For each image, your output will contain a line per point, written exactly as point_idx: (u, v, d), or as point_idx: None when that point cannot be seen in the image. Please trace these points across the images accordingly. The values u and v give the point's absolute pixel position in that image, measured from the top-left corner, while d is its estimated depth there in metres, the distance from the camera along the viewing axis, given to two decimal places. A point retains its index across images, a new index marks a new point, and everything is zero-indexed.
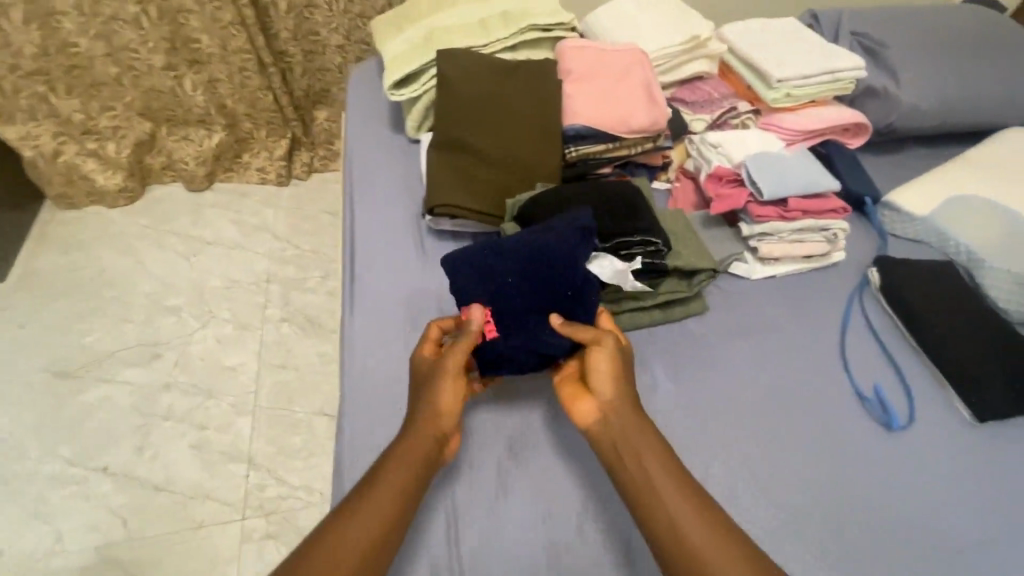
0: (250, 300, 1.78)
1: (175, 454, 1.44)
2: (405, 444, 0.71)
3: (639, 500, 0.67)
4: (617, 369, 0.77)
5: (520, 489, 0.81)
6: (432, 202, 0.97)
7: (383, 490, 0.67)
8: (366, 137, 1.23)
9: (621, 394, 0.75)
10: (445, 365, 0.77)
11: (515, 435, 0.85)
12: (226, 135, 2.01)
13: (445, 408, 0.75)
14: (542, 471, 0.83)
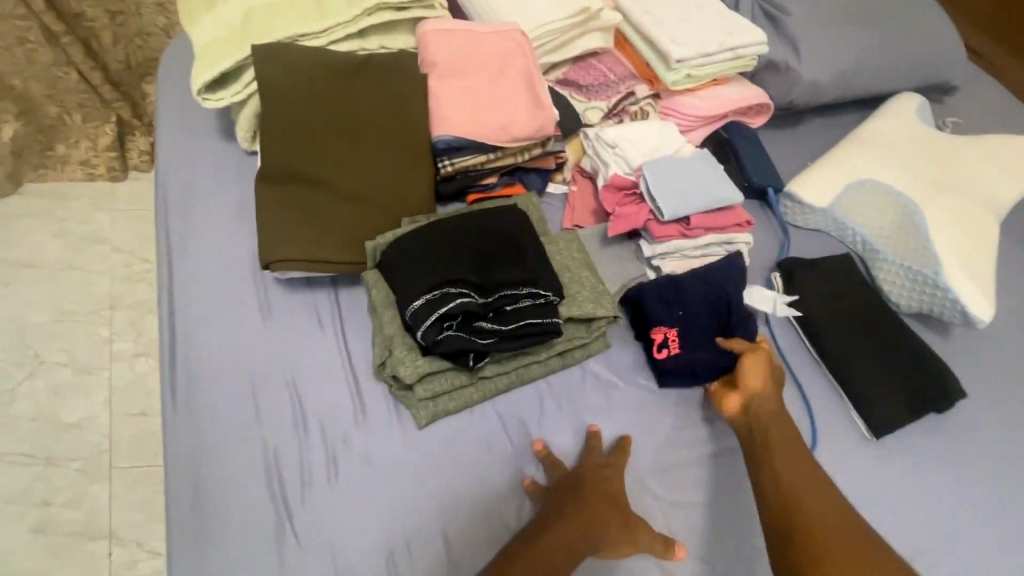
0: (90, 333, 1.46)
1: (11, 543, 1.19)
2: (576, 521, 0.70)
3: (781, 501, 0.69)
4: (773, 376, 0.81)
5: None
6: (267, 255, 0.76)
7: (548, 547, 0.67)
8: (186, 151, 0.96)
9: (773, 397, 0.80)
10: (620, 493, 0.74)
11: (420, 535, 0.70)
12: (24, 125, 1.59)
13: (626, 537, 0.71)
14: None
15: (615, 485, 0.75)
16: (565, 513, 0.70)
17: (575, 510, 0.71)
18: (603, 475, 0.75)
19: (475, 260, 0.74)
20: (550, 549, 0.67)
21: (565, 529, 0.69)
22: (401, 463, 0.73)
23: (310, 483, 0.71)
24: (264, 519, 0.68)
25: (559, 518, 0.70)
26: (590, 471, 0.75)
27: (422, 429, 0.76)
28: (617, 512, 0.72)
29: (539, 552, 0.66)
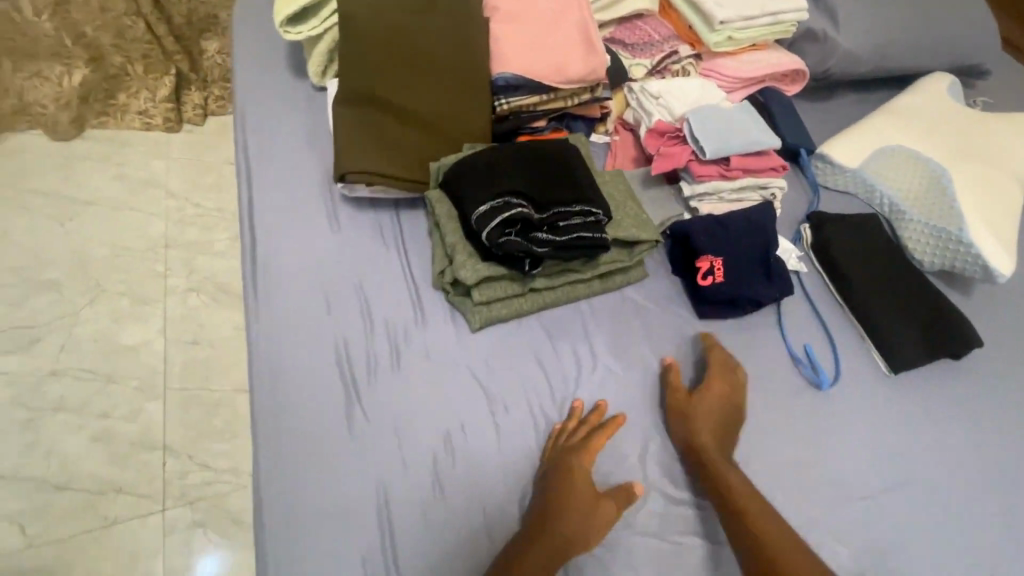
0: (146, 268, 1.55)
1: (75, 447, 1.28)
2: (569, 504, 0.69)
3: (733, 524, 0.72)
4: (725, 388, 0.83)
5: (492, 466, 0.75)
6: (342, 168, 0.84)
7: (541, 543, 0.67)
8: (261, 84, 1.04)
9: (725, 415, 0.82)
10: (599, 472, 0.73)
11: (469, 418, 0.77)
12: (91, 73, 1.68)
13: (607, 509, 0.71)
14: (498, 453, 0.76)
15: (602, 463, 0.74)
16: (556, 517, 0.69)
17: (565, 512, 0.69)
18: (582, 454, 0.73)
19: (532, 178, 0.81)
20: (543, 550, 0.67)
21: (553, 537, 0.67)
22: (453, 359, 0.81)
23: (376, 371, 0.78)
24: (334, 397, 0.76)
25: (543, 527, 0.68)
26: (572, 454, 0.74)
27: (475, 333, 0.83)
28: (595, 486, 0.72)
29: (530, 557, 0.66)
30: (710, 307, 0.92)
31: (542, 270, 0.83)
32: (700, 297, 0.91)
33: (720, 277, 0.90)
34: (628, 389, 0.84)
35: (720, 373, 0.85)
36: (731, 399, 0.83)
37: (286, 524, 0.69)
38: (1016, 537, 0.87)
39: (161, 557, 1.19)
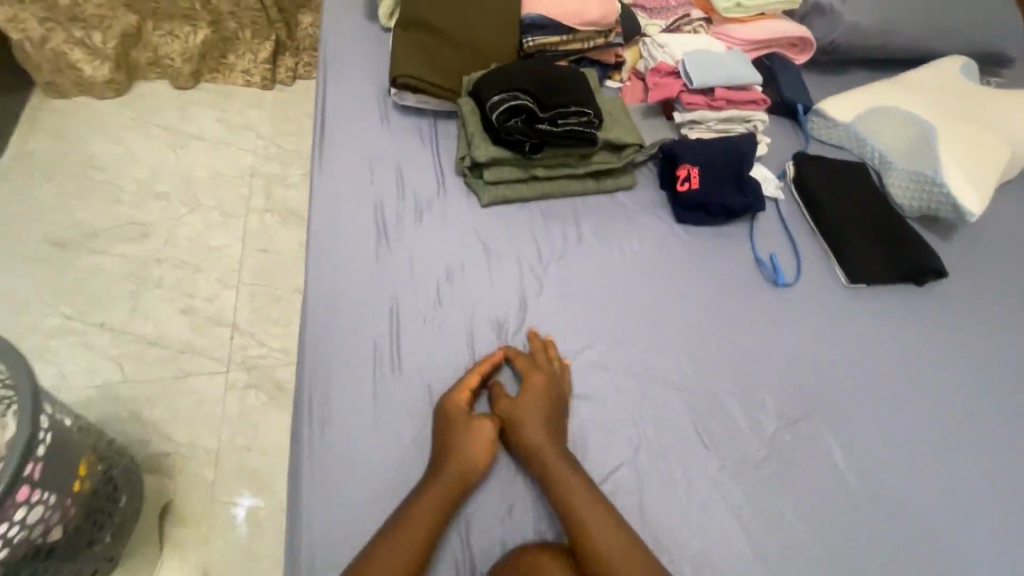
0: (235, 190, 1.87)
1: (166, 316, 1.58)
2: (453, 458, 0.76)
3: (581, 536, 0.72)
4: (549, 389, 0.83)
5: (481, 298, 0.93)
6: (394, 73, 1.08)
7: (421, 508, 0.73)
8: (342, 23, 1.31)
9: (553, 414, 0.81)
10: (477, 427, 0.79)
11: (467, 263, 0.96)
12: (211, 33, 2.02)
13: (478, 457, 0.77)
14: (488, 289, 0.94)
15: (473, 440, 0.78)
16: (437, 474, 0.75)
17: (442, 463, 0.76)
18: (457, 403, 0.81)
19: (539, 83, 1.01)
20: (425, 508, 0.73)
21: (440, 488, 0.74)
22: (463, 222, 1.01)
23: (402, 223, 0.99)
24: (368, 235, 0.97)
25: (420, 493, 0.74)
26: (449, 422, 0.80)
27: (483, 208, 1.03)
28: (467, 441, 0.78)
29: (413, 516, 0.72)
30: (689, 212, 1.07)
31: (541, 160, 1.02)
32: (678, 204, 1.07)
33: (695, 184, 1.06)
34: (601, 264, 1.00)
35: (542, 377, 0.83)
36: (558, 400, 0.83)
37: (321, 315, 0.90)
38: (956, 432, 0.94)
39: (221, 405, 1.45)
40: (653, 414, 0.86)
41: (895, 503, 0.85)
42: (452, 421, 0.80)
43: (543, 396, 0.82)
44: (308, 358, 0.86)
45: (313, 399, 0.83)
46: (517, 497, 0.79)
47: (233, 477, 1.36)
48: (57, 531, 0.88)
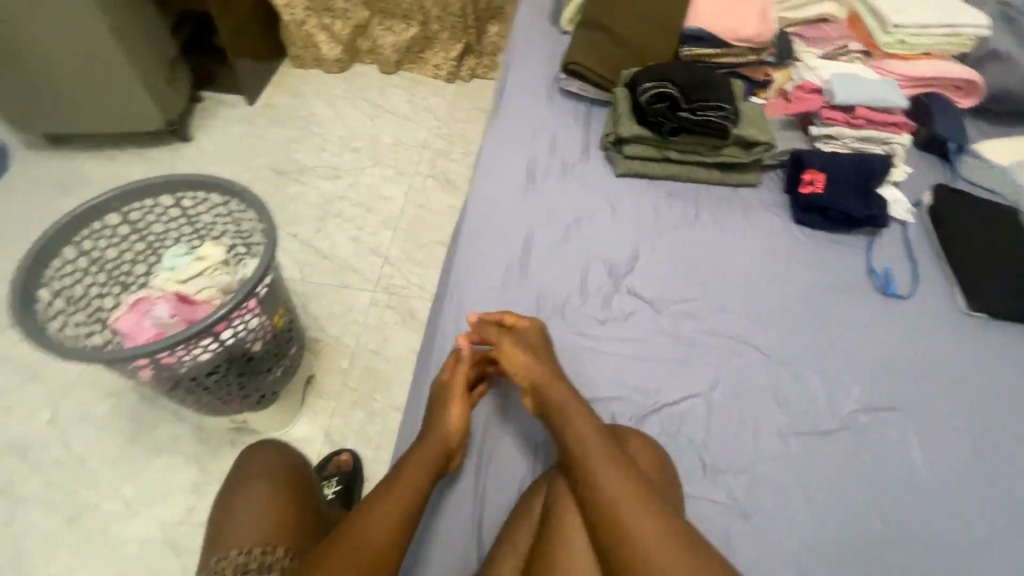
0: (409, 156, 2.26)
1: (340, 240, 1.96)
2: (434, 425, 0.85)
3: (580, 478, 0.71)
4: (519, 357, 0.87)
5: (597, 240, 1.09)
6: (566, 60, 1.32)
7: (412, 467, 0.80)
8: (531, 24, 1.58)
9: (531, 378, 0.85)
10: (455, 399, 0.88)
11: (592, 214, 1.14)
12: (419, 31, 2.47)
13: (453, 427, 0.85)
14: (604, 234, 1.10)
15: (448, 410, 0.86)
16: (419, 440, 0.84)
17: (424, 432, 0.85)
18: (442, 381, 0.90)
19: (687, 78, 1.17)
20: (416, 467, 0.80)
21: (426, 452, 0.82)
22: (597, 183, 1.19)
23: (548, 175, 1.20)
24: (518, 177, 1.19)
25: (410, 453, 0.82)
26: (438, 396, 0.89)
27: (616, 177, 1.21)
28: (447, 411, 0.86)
29: (405, 475, 0.79)
30: (807, 214, 1.15)
31: (675, 144, 1.18)
32: (800, 205, 1.16)
33: (819, 188, 1.13)
34: (711, 238, 1.12)
35: (510, 347, 0.89)
36: (530, 363, 0.86)
37: (472, 227, 1.10)
38: None
39: (364, 315, 1.77)
40: (734, 365, 0.96)
41: (972, 515, 0.85)
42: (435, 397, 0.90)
43: (513, 367, 0.87)
44: (457, 257, 1.06)
45: (453, 287, 1.03)
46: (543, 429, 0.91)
47: (361, 372, 1.64)
48: (258, 343, 1.20)
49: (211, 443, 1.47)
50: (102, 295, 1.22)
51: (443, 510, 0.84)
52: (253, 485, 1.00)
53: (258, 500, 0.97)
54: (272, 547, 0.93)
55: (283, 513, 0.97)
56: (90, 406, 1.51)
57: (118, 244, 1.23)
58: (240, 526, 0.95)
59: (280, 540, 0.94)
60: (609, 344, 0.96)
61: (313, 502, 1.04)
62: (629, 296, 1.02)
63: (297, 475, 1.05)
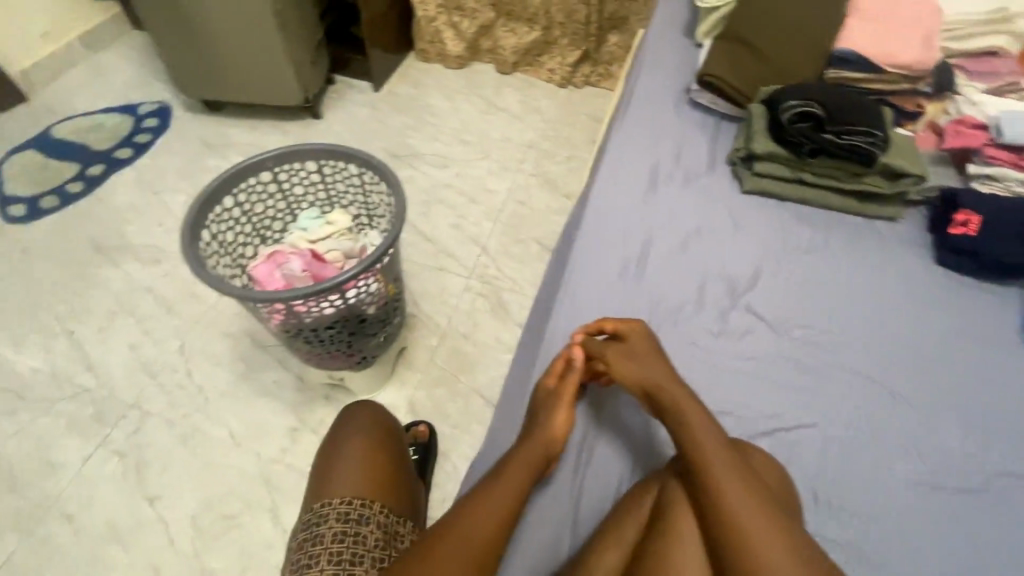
0: (515, 153, 2.32)
1: (442, 225, 2.05)
2: (542, 424, 0.87)
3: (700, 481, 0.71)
4: (625, 363, 0.87)
5: (716, 254, 1.07)
6: (702, 71, 1.30)
7: (517, 466, 0.82)
8: (664, 34, 1.58)
9: (641, 383, 0.85)
10: (560, 402, 0.89)
11: (713, 227, 1.12)
12: (541, 35, 2.54)
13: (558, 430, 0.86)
14: (725, 249, 1.08)
15: (555, 412, 0.88)
16: (524, 440, 0.86)
17: (529, 432, 0.87)
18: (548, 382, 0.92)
19: (835, 99, 1.12)
20: (521, 466, 0.82)
21: (531, 452, 0.83)
22: (720, 197, 1.17)
23: (671, 184, 1.19)
24: (640, 183, 1.19)
25: (516, 451, 0.85)
26: (543, 397, 0.92)
27: (742, 194, 1.18)
28: (553, 413, 0.88)
29: (511, 474, 0.81)
30: (955, 256, 1.07)
31: (811, 166, 1.13)
32: (947, 246, 1.07)
33: (974, 231, 1.04)
34: (840, 267, 1.07)
35: (615, 352, 0.89)
36: (638, 369, 0.86)
37: (592, 224, 1.11)
38: None
39: (456, 299, 1.84)
40: (855, 402, 0.90)
41: None
42: (539, 400, 0.92)
43: (619, 372, 0.87)
44: (574, 251, 1.07)
45: (568, 278, 1.04)
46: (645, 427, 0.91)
47: (448, 353, 1.71)
48: (372, 308, 1.28)
49: (308, 394, 1.59)
50: (245, 244, 1.35)
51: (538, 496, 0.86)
52: (351, 440, 1.07)
53: (355, 455, 1.04)
54: (368, 502, 1.00)
55: (378, 471, 1.04)
56: (212, 343, 1.68)
57: (265, 199, 1.34)
58: (340, 479, 1.02)
59: (375, 496, 1.01)
60: (722, 360, 0.94)
61: (402, 462, 1.11)
62: (747, 315, 0.99)
63: (389, 436, 1.12)
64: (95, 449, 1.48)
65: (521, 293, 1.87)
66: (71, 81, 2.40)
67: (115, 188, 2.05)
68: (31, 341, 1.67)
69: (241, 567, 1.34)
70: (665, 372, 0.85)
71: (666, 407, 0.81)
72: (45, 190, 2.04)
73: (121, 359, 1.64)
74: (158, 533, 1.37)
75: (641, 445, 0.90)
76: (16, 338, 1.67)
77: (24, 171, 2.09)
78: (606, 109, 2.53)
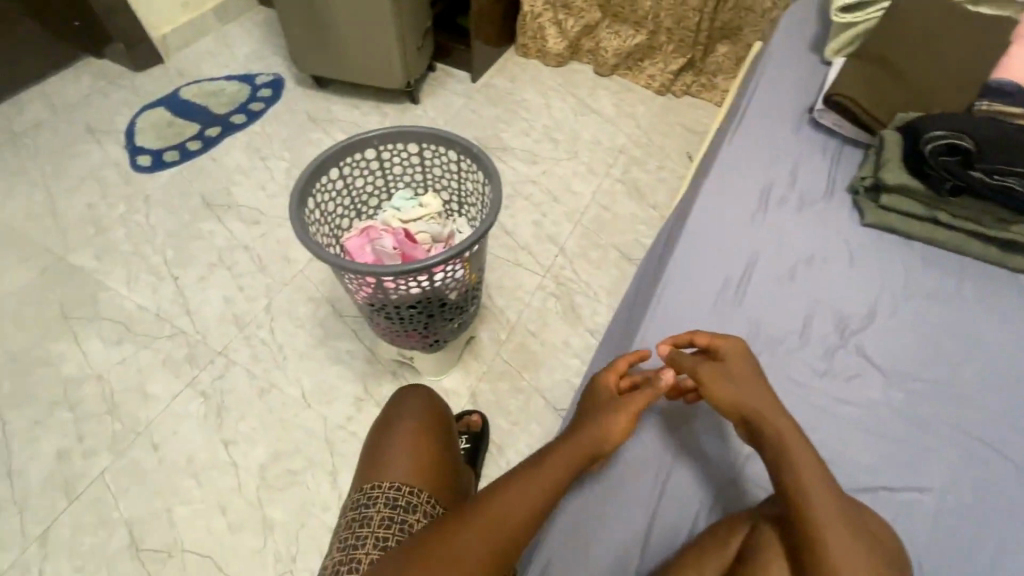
0: (604, 157, 2.28)
1: (522, 221, 2.04)
2: (599, 423, 0.83)
3: (801, 527, 0.68)
4: (721, 385, 0.82)
5: (826, 287, 0.99)
6: (831, 91, 1.21)
7: (561, 456, 0.80)
8: (789, 48, 1.49)
9: (738, 409, 0.80)
10: (623, 403, 0.85)
11: (824, 256, 1.03)
12: (645, 40, 2.47)
13: (612, 433, 0.83)
14: (835, 282, 1.00)
15: (614, 412, 0.84)
16: (574, 433, 0.83)
17: (580, 426, 0.84)
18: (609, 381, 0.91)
19: (992, 135, 1.00)
20: (564, 457, 0.80)
21: (577, 447, 0.82)
22: (836, 227, 1.08)
23: (782, 206, 1.11)
24: (746, 201, 1.12)
25: (563, 441, 0.83)
26: (601, 393, 0.90)
27: (861, 227, 1.09)
28: (612, 413, 0.84)
29: (553, 462, 0.79)
30: None
31: (949, 205, 1.03)
32: None
33: None
34: (972, 319, 0.96)
35: (711, 371, 0.83)
36: (735, 394, 0.81)
37: (691, 239, 1.06)
38: None
39: (529, 296, 1.83)
40: (976, 471, 0.81)
41: None
42: (603, 397, 0.89)
43: (713, 393, 0.82)
44: (670, 264, 1.03)
45: (661, 291, 1.00)
46: (731, 458, 0.86)
47: (515, 348, 1.71)
48: (453, 294, 1.30)
49: (378, 368, 1.64)
50: (342, 216, 1.40)
51: (610, 510, 0.83)
52: (405, 422, 1.08)
53: (408, 440, 1.05)
54: (416, 490, 0.99)
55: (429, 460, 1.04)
56: (296, 307, 1.77)
57: (365, 175, 1.39)
58: (393, 463, 1.02)
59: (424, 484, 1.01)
60: (825, 401, 0.87)
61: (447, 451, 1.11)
62: (858, 358, 0.91)
63: (437, 423, 1.12)
64: (184, 388, 1.60)
65: (594, 299, 1.84)
66: (201, 49, 2.60)
67: (227, 151, 2.21)
68: (141, 281, 1.83)
69: (300, 522, 1.40)
70: (766, 402, 0.80)
71: (766, 441, 0.77)
72: (169, 145, 2.22)
73: (215, 308, 1.76)
74: (230, 476, 1.46)
75: (724, 476, 0.85)
76: (129, 276, 1.84)
77: (153, 126, 2.28)
78: (704, 121, 2.44)
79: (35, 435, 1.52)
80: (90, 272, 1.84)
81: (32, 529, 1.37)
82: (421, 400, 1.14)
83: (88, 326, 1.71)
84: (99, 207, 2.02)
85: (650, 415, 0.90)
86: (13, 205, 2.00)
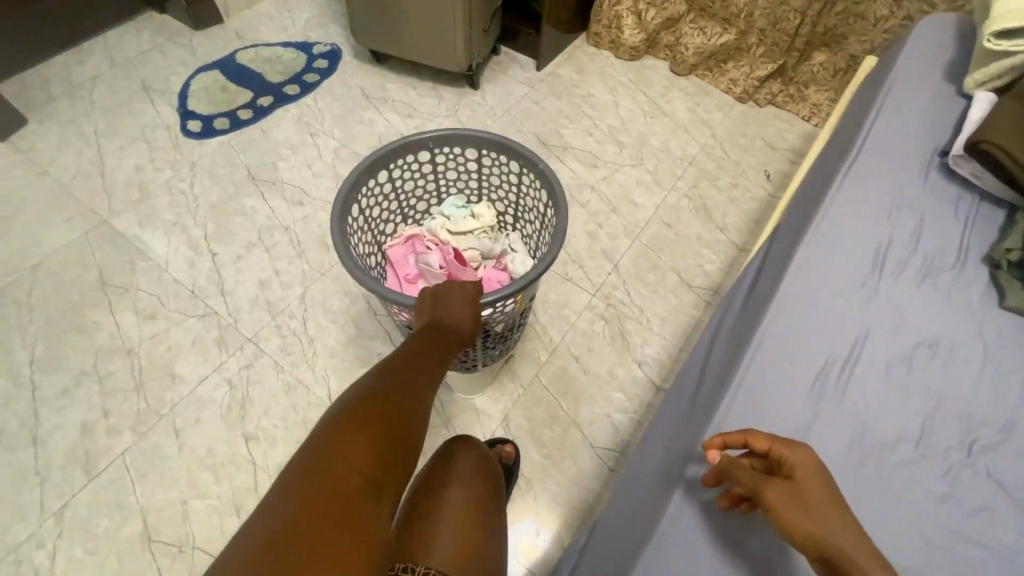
0: (672, 168, 2.09)
1: (576, 231, 1.89)
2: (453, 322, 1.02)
3: None
4: (794, 513, 0.66)
5: (946, 385, 0.84)
6: (980, 135, 0.99)
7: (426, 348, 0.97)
8: (920, 73, 1.26)
9: (815, 544, 0.64)
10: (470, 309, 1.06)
11: (946, 344, 0.88)
12: (733, 40, 2.24)
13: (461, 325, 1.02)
14: (957, 378, 0.85)
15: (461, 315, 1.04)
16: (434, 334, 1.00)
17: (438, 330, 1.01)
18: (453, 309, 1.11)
19: None
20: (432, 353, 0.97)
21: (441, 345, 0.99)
22: (965, 309, 0.91)
23: (902, 272, 0.94)
24: (855, 263, 0.94)
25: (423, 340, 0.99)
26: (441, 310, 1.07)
27: (998, 309, 0.92)
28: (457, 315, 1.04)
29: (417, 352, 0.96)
30: None
31: None
32: None
33: None
34: None
35: (776, 492, 0.68)
36: (807, 523, 0.65)
37: (785, 301, 0.89)
38: None
39: (575, 316, 1.70)
40: None
41: None
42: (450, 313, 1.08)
43: (780, 522, 0.66)
44: (760, 328, 0.87)
45: (746, 360, 0.84)
46: None
47: (555, 373, 1.59)
48: (499, 325, 1.18)
49: None
50: (387, 220, 1.28)
51: None
52: (453, 495, 0.98)
53: (453, 522, 0.94)
54: None
55: (463, 528, 0.93)
56: (331, 300, 1.69)
57: (417, 178, 1.27)
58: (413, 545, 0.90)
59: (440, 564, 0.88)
60: (945, 540, 0.72)
61: (483, 495, 1.01)
62: (985, 480, 0.77)
63: (452, 472, 1.01)
64: (212, 372, 1.55)
65: (646, 327, 1.69)
66: (261, 12, 2.51)
67: (277, 122, 2.13)
68: (180, 253, 1.78)
69: None
70: (846, 529, 0.65)
71: None
72: (220, 112, 2.16)
73: (250, 291, 1.70)
74: (248, 474, 1.41)
75: None
76: (169, 248, 1.79)
77: (206, 90, 2.22)
78: (787, 136, 2.20)
79: (64, 403, 1.50)
80: (131, 238, 1.81)
81: (51, 504, 1.36)
82: (468, 466, 1.03)
83: (124, 297, 1.68)
84: (146, 170, 1.98)
85: (726, 521, 0.77)
86: (65, 159, 1.98)
